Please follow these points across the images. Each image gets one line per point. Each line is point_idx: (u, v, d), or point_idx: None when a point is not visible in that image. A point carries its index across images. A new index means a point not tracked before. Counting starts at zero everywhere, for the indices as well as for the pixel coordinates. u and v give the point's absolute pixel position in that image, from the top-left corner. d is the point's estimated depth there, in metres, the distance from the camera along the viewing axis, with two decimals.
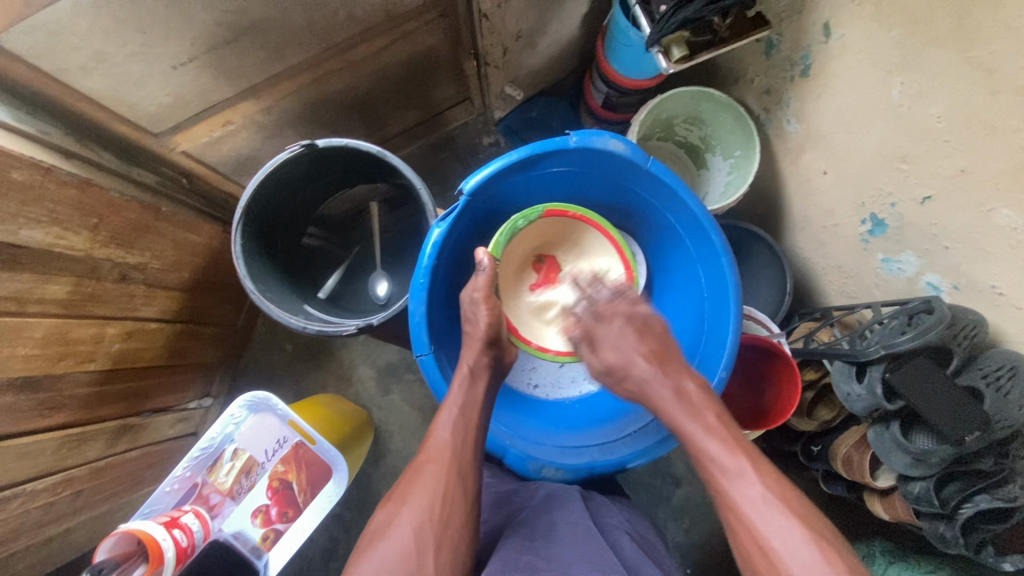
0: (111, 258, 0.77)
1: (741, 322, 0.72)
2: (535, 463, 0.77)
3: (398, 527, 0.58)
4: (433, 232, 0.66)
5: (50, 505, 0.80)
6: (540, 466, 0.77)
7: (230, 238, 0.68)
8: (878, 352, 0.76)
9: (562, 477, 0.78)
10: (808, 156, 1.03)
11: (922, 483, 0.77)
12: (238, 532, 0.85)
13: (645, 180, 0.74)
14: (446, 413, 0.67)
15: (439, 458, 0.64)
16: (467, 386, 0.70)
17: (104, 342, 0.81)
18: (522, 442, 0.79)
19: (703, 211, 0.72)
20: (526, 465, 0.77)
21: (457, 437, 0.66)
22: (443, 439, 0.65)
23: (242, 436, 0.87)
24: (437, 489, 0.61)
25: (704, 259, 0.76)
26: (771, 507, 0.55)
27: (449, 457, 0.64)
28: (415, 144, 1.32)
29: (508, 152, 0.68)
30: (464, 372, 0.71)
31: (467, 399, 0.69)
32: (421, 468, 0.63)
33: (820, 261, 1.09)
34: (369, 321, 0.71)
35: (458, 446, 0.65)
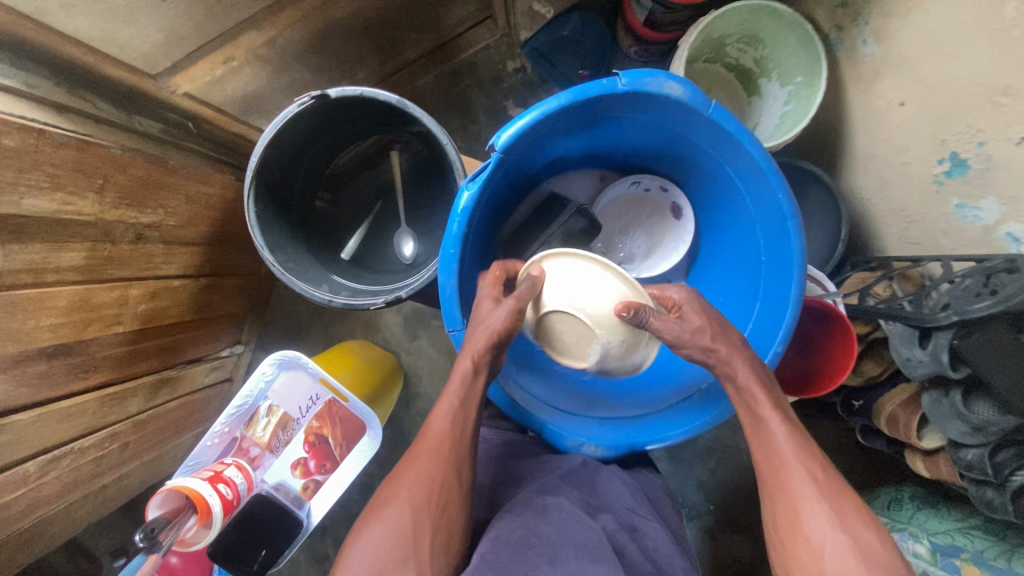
0: (123, 220, 0.73)
1: (803, 290, 0.65)
2: (572, 440, 0.76)
3: (392, 510, 0.58)
4: (463, 194, 0.59)
5: (100, 458, 0.84)
6: (578, 443, 0.75)
7: (243, 205, 0.63)
8: (949, 319, 0.69)
9: (602, 454, 0.76)
10: (883, 83, 0.90)
11: (975, 450, 0.74)
12: (280, 483, 0.88)
13: (703, 128, 0.65)
14: (446, 402, 0.64)
15: (436, 447, 0.61)
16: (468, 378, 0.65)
17: (129, 303, 0.80)
18: (560, 420, 0.78)
19: (770, 166, 0.63)
20: (562, 442, 0.76)
21: (451, 424, 0.63)
22: (439, 426, 0.63)
23: (275, 392, 0.87)
24: (433, 472, 0.60)
25: (766, 220, 0.68)
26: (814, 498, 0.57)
27: (445, 447, 0.61)
28: (433, 72, 1.21)
29: (547, 100, 0.59)
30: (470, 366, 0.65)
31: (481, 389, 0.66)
32: (414, 456, 0.62)
33: (881, 203, 0.99)
34: (398, 293, 0.64)
35: (454, 432, 0.63)
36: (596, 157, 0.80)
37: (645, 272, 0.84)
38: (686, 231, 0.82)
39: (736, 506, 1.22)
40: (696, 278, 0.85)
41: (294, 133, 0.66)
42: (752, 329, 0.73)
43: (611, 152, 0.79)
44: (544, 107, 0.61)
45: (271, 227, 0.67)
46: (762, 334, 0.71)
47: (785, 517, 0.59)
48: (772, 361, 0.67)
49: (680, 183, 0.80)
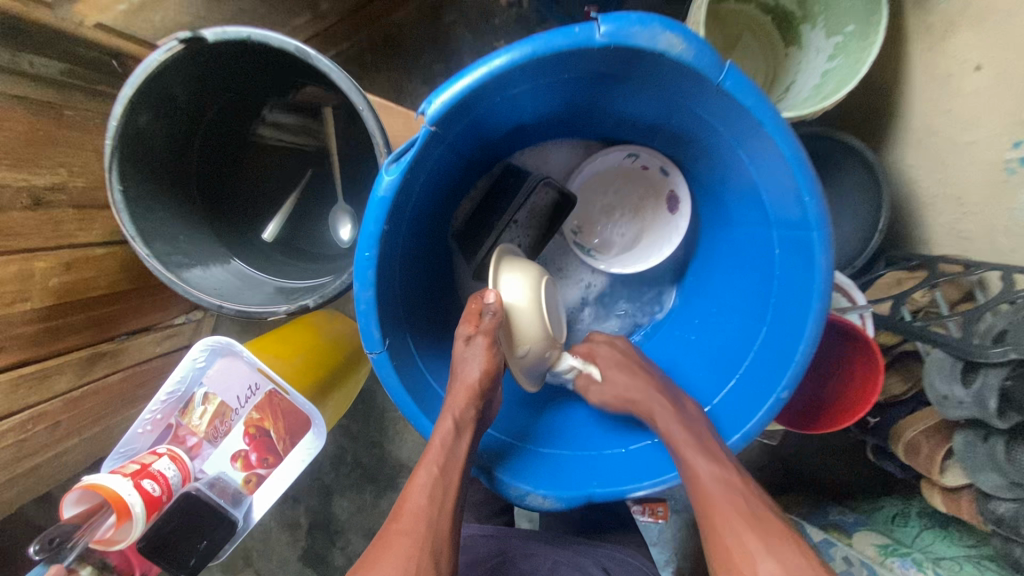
0: (9, 182, 0.62)
1: (824, 319, 0.52)
2: (517, 488, 0.61)
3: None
4: (385, 179, 0.47)
5: (21, 442, 0.77)
6: (523, 491, 0.61)
7: (106, 179, 0.54)
8: (1005, 356, 0.55)
9: (553, 507, 0.62)
10: (958, 38, 0.72)
11: (1010, 503, 0.62)
12: (218, 477, 0.80)
13: (712, 100, 0.50)
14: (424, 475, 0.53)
15: (414, 527, 0.50)
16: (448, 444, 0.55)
17: (35, 277, 0.70)
18: (503, 462, 0.63)
19: (797, 157, 0.48)
20: (506, 490, 0.61)
21: (431, 499, 0.52)
22: (416, 502, 0.52)
23: (211, 378, 0.79)
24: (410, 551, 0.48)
25: (783, 222, 0.54)
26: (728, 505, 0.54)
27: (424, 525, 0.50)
28: (411, 4, 1.02)
29: (497, 56, 0.46)
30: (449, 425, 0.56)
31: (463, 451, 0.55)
32: (389, 537, 0.50)
33: (931, 188, 0.82)
34: (304, 303, 0.56)
35: (434, 508, 0.52)
36: (581, 125, 0.66)
37: (617, 267, 0.73)
38: (677, 230, 0.71)
39: None
40: (699, 282, 0.72)
41: (173, 86, 0.56)
42: (755, 359, 0.61)
43: (598, 120, 0.64)
44: (494, 66, 0.47)
45: (150, 204, 0.58)
46: (766, 369, 0.58)
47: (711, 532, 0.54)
48: (776, 409, 0.56)
49: (681, 166, 0.68)
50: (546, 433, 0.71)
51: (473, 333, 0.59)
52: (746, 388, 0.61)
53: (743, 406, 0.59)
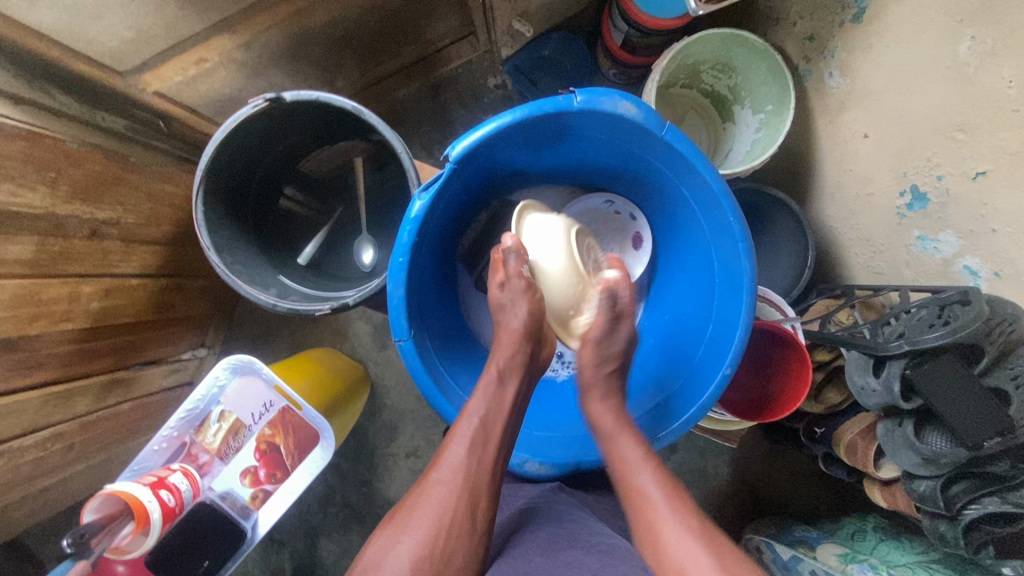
0: (77, 214, 0.73)
1: (753, 314, 0.66)
2: (518, 457, 0.73)
3: (393, 559, 0.55)
4: (415, 203, 0.61)
5: (39, 459, 0.81)
6: (522, 460, 0.73)
7: (193, 202, 0.66)
8: (901, 348, 0.70)
9: (546, 473, 0.74)
10: (849, 114, 0.92)
11: (928, 481, 0.74)
12: (227, 492, 0.85)
13: (658, 149, 0.66)
14: (465, 423, 0.63)
15: (450, 478, 0.59)
16: (494, 390, 0.65)
17: (80, 300, 0.78)
18: (508, 434, 0.75)
19: (721, 187, 0.64)
20: (507, 459, 0.73)
21: (471, 450, 0.61)
22: (455, 453, 0.61)
23: (228, 397, 0.86)
24: (448, 503, 0.58)
25: (718, 242, 0.69)
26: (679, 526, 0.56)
27: (462, 480, 0.59)
28: (413, 85, 1.20)
29: (503, 114, 0.61)
30: (492, 376, 0.66)
31: (488, 409, 0.64)
32: (429, 485, 0.60)
33: (847, 232, 1.00)
34: (345, 300, 0.68)
35: (473, 461, 0.61)
36: (561, 173, 0.82)
37: None
38: (639, 262, 0.86)
39: None
40: (658, 299, 0.86)
41: (247, 134, 0.69)
42: (704, 350, 0.72)
43: (574, 170, 0.81)
44: (500, 121, 0.62)
45: (221, 225, 0.71)
46: (713, 357, 0.70)
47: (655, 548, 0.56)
48: (720, 383, 0.67)
49: (648, 213, 0.83)
50: (544, 412, 0.83)
51: (511, 277, 0.68)
52: (697, 377, 0.72)
53: (697, 388, 0.72)
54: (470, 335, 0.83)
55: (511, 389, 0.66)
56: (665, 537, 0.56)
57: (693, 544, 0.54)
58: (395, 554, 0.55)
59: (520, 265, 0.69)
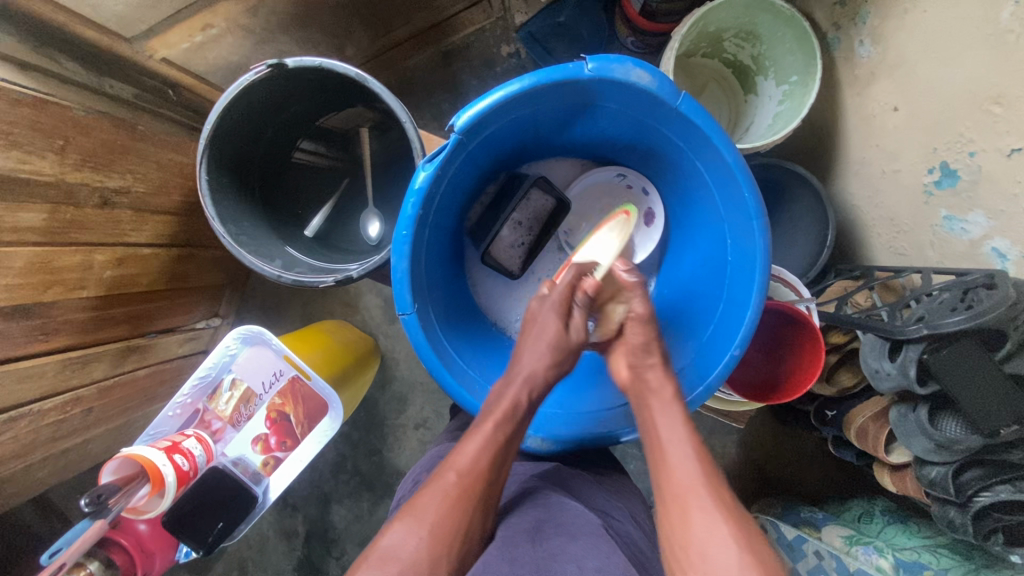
0: (87, 183, 0.73)
1: (766, 293, 0.64)
2: None
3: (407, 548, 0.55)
4: (419, 174, 0.60)
5: (60, 422, 0.84)
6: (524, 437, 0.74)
7: (197, 171, 0.66)
8: (920, 332, 0.67)
9: (549, 449, 0.74)
10: (878, 86, 0.87)
11: (940, 467, 0.73)
12: (240, 458, 0.87)
13: (674, 120, 0.63)
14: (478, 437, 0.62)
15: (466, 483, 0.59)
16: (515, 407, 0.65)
17: (93, 268, 0.79)
18: None
19: (738, 161, 0.61)
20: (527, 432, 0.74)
21: (493, 463, 0.61)
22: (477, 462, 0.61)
23: (239, 366, 0.87)
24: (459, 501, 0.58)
25: (732, 219, 0.67)
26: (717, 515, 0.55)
27: (484, 488, 0.59)
28: (424, 53, 1.17)
29: (510, 82, 0.59)
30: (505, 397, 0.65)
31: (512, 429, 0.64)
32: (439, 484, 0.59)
33: (870, 211, 0.96)
34: (350, 272, 0.68)
35: (493, 470, 0.61)
36: (572, 144, 0.79)
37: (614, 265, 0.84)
38: (650, 239, 0.84)
39: None
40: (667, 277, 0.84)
41: (252, 102, 0.68)
42: (713, 330, 0.71)
43: (585, 142, 0.78)
44: (507, 89, 0.60)
45: (227, 196, 0.71)
46: (722, 336, 0.69)
47: (688, 542, 0.55)
48: (729, 364, 0.66)
49: (661, 188, 0.81)
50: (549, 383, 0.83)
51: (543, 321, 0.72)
52: (705, 355, 0.71)
53: (704, 368, 0.71)
54: (474, 309, 0.83)
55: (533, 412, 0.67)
56: (710, 543, 0.54)
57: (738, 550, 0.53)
58: (410, 545, 0.55)
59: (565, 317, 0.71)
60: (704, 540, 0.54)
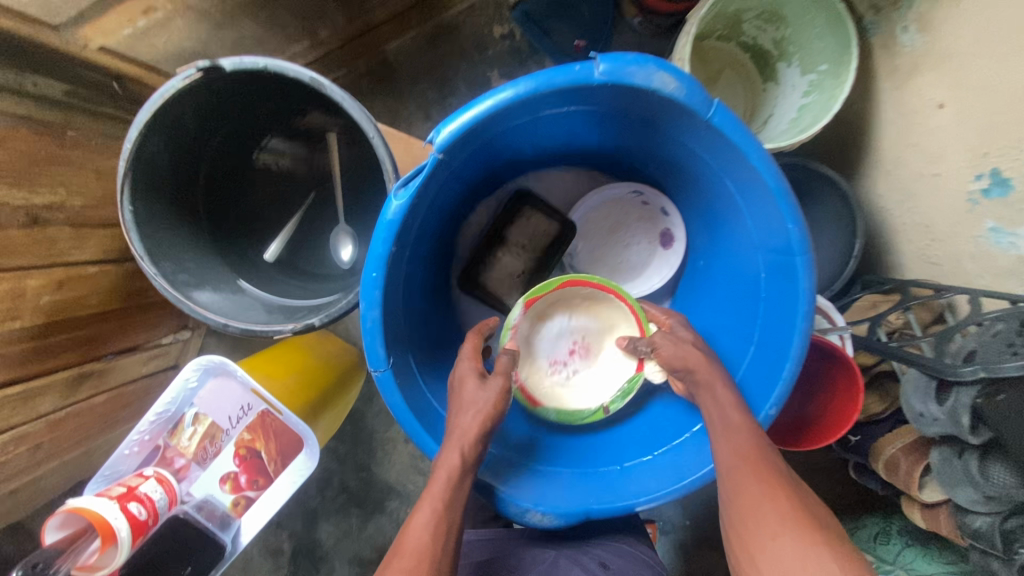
0: (8, 201, 0.62)
1: (807, 339, 0.55)
2: (517, 504, 0.61)
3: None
4: (392, 203, 0.50)
5: (2, 464, 0.75)
6: (522, 509, 0.61)
7: (119, 205, 0.57)
8: (975, 375, 0.59)
9: (550, 524, 0.62)
10: (922, 78, 0.77)
11: (985, 517, 0.65)
12: (206, 499, 0.79)
13: (701, 132, 0.53)
14: (424, 510, 0.50)
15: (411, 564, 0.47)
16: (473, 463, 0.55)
17: (27, 295, 0.69)
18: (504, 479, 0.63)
19: (778, 185, 0.51)
20: (506, 507, 0.61)
21: (435, 536, 0.49)
22: (420, 531, 0.50)
23: (202, 399, 0.78)
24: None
25: (767, 250, 0.57)
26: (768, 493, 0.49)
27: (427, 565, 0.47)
28: (408, 35, 1.05)
29: (500, 90, 0.48)
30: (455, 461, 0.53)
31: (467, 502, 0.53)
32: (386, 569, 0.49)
33: (901, 218, 0.87)
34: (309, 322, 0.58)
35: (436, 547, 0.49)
36: (576, 153, 0.69)
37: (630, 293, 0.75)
38: (668, 263, 0.75)
39: (712, 526, 1.15)
40: (684, 307, 0.75)
41: (180, 112, 0.58)
42: (744, 377, 0.62)
43: (594, 150, 0.68)
44: (496, 98, 0.49)
45: (160, 225, 0.61)
46: (752, 385, 0.60)
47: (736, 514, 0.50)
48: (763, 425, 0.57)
49: (682, 209, 0.72)
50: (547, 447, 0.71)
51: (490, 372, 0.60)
52: None
53: None
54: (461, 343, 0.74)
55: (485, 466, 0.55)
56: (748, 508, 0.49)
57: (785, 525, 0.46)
58: None
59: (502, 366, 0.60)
60: (753, 514, 0.49)
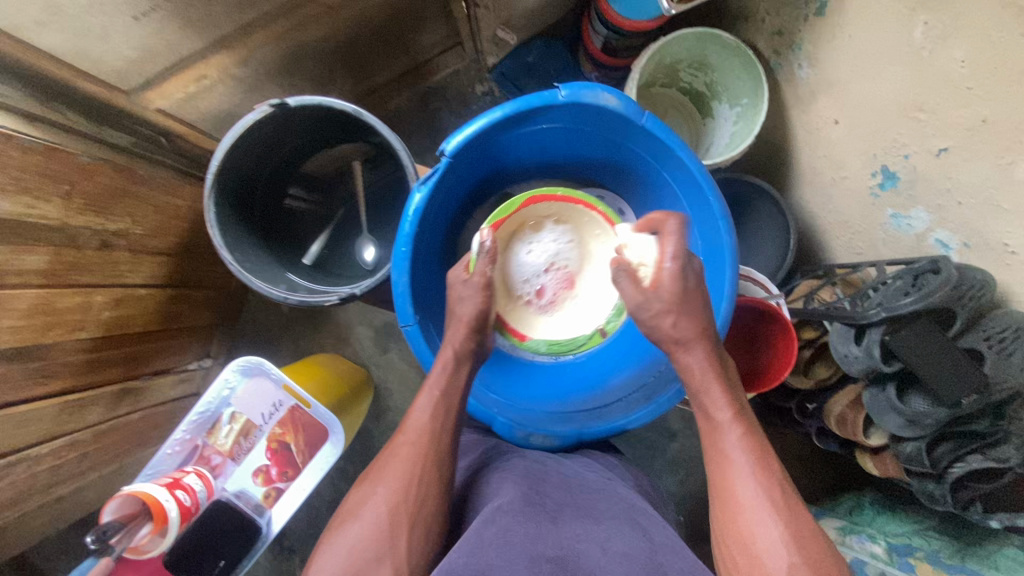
0: (89, 226, 0.76)
1: (738, 286, 0.71)
2: (522, 430, 0.78)
3: (370, 506, 0.59)
4: (415, 196, 0.65)
5: (56, 467, 0.83)
6: (527, 433, 0.78)
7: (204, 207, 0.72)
8: (879, 315, 0.73)
9: (551, 444, 0.79)
10: (819, 103, 0.96)
11: (914, 442, 0.78)
12: (241, 491, 0.87)
13: (640, 137, 0.71)
14: (425, 397, 0.66)
15: (414, 440, 0.62)
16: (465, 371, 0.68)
17: (93, 309, 0.81)
18: (510, 410, 0.80)
19: (700, 170, 0.70)
20: (514, 434, 0.78)
21: (432, 417, 0.64)
22: (420, 418, 0.64)
23: (238, 400, 0.88)
24: (422, 460, 0.61)
25: (700, 223, 0.75)
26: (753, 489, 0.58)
27: (425, 441, 0.62)
28: (404, 95, 1.24)
29: (493, 110, 0.65)
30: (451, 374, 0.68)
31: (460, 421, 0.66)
32: (395, 447, 0.63)
33: (826, 217, 1.05)
34: (352, 290, 0.74)
35: (434, 424, 0.64)
36: (548, 168, 0.87)
37: None
38: None
39: (703, 515, 1.23)
40: None
41: (253, 139, 0.74)
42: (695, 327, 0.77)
43: (561, 166, 0.86)
44: (490, 116, 0.66)
45: (231, 226, 0.76)
46: None
47: (726, 501, 0.60)
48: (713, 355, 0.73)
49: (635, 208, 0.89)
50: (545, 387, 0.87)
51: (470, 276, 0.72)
52: None
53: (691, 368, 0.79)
54: None
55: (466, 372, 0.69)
56: (737, 502, 0.59)
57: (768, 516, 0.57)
58: (373, 503, 0.59)
59: (482, 267, 0.72)
60: (740, 505, 0.58)
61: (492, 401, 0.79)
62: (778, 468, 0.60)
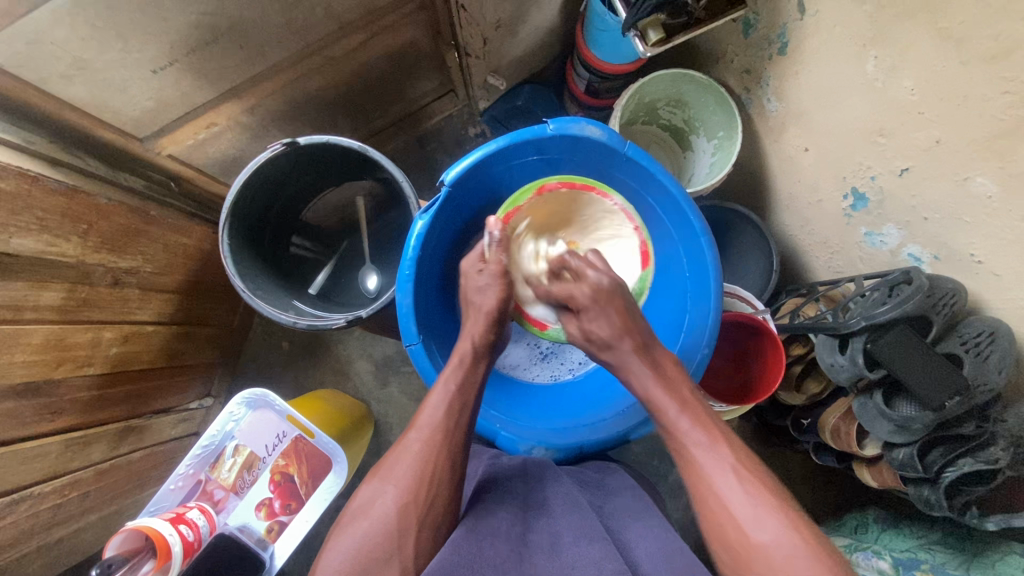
0: (102, 263, 0.79)
1: (721, 296, 0.77)
2: (525, 443, 0.81)
3: (379, 505, 0.60)
4: (416, 224, 0.72)
5: (58, 507, 0.83)
6: (530, 446, 0.81)
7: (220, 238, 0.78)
8: (859, 325, 0.77)
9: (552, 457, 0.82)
10: (789, 133, 1.04)
11: (906, 448, 0.80)
12: (244, 526, 0.87)
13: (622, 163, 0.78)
14: (438, 395, 0.67)
15: (422, 438, 0.63)
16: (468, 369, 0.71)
17: (101, 345, 0.83)
18: (513, 424, 0.82)
19: (680, 191, 0.77)
20: (517, 447, 0.81)
21: (446, 414, 0.65)
22: (431, 416, 0.65)
23: (242, 432, 0.89)
24: (431, 460, 0.62)
25: (683, 240, 0.81)
26: (734, 482, 0.57)
27: (436, 438, 0.63)
28: (401, 138, 1.31)
29: (486, 143, 0.72)
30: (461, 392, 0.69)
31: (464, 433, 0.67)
32: (404, 444, 0.64)
33: (806, 238, 1.10)
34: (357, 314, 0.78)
35: (449, 422, 0.65)
36: None
37: None
38: None
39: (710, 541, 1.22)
40: None
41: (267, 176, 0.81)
42: (684, 338, 0.81)
43: None
44: (484, 149, 0.73)
45: (242, 257, 0.82)
46: (690, 340, 0.80)
47: (706, 494, 0.58)
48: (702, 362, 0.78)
49: None
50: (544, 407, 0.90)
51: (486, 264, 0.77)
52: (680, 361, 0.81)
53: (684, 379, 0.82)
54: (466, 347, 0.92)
55: (482, 369, 0.72)
56: (719, 501, 0.57)
57: (753, 509, 0.55)
58: (383, 502, 0.60)
59: (495, 255, 0.77)
60: (721, 501, 0.57)
61: (495, 415, 0.82)
62: (757, 456, 0.59)
